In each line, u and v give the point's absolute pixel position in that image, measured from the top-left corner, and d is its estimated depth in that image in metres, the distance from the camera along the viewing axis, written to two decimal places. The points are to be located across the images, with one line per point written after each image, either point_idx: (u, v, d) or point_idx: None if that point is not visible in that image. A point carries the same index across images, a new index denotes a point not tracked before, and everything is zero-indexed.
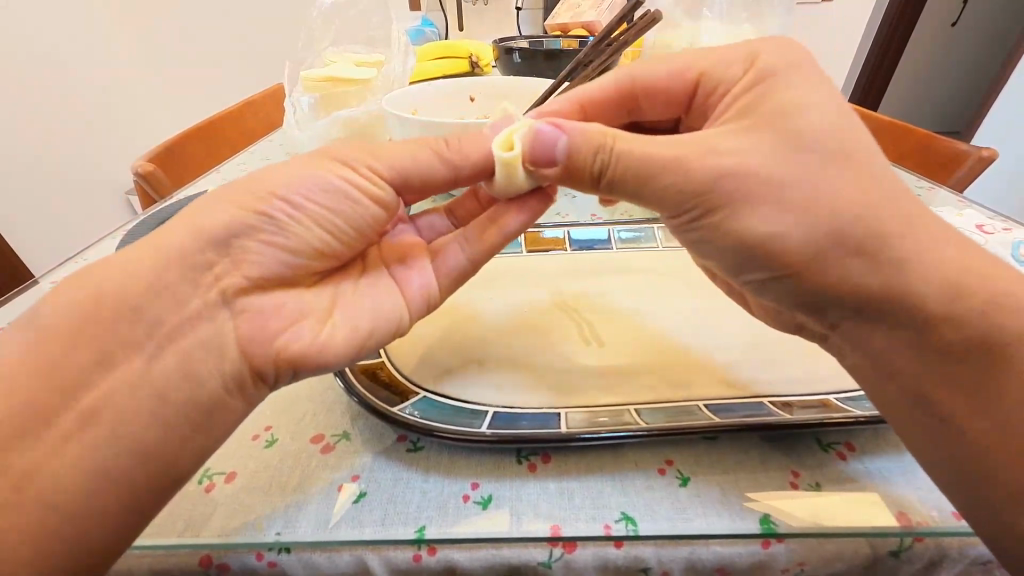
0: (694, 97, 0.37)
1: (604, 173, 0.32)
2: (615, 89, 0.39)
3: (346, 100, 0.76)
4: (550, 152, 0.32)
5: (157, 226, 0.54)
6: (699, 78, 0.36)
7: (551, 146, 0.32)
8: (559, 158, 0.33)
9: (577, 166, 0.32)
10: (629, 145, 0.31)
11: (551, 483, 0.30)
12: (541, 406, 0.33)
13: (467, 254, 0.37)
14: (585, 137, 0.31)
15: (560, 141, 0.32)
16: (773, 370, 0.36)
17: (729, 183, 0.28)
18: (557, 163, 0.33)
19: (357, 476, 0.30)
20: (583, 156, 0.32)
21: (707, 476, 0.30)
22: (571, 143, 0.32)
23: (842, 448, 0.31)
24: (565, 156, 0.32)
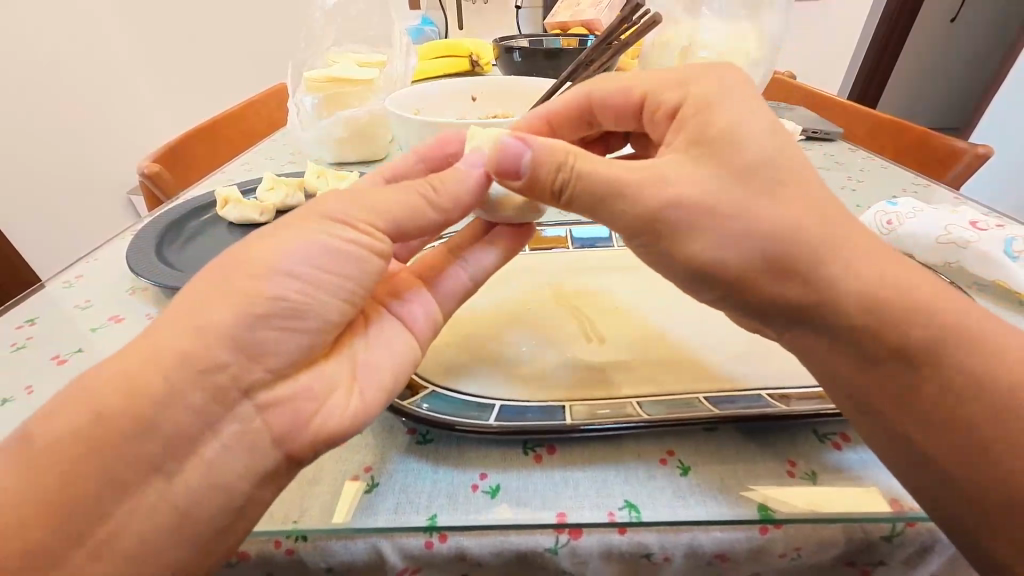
0: (640, 115, 0.39)
1: (564, 188, 0.33)
2: (574, 105, 0.40)
3: (347, 100, 0.77)
4: (513, 164, 0.34)
5: (167, 226, 0.55)
6: (643, 98, 0.37)
7: (514, 159, 0.34)
8: (523, 173, 0.34)
9: (540, 184, 0.34)
10: (587, 162, 0.32)
11: (557, 472, 0.31)
12: (545, 399, 0.34)
13: (470, 276, 0.40)
14: (547, 153, 0.33)
15: (523, 154, 0.33)
16: (773, 364, 0.37)
17: (729, 179, 0.29)
18: (520, 174, 0.34)
19: (370, 468, 0.32)
20: (542, 173, 0.33)
21: (707, 465, 0.31)
22: (535, 156, 0.33)
23: (838, 438, 0.32)
24: (527, 168, 0.33)
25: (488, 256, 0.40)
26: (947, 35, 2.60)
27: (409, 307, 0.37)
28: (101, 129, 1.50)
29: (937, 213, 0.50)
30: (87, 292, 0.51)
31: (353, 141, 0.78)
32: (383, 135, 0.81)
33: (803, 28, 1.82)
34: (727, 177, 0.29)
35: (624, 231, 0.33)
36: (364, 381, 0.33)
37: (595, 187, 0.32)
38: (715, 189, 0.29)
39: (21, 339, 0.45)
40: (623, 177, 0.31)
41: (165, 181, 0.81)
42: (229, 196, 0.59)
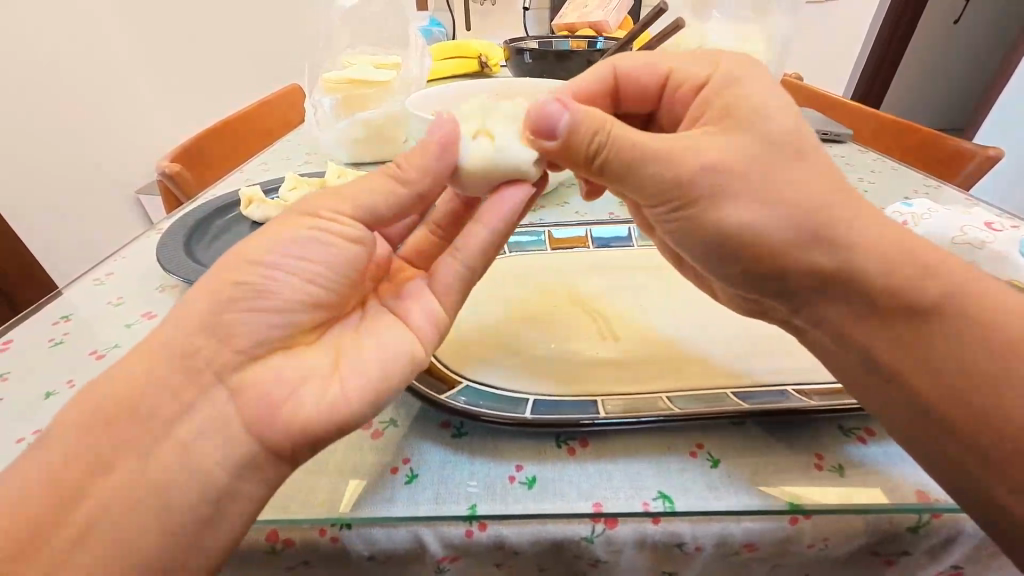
0: (663, 94, 0.40)
1: (598, 153, 0.33)
2: (601, 82, 0.41)
3: (367, 101, 0.78)
4: (549, 125, 0.34)
5: (194, 225, 0.57)
6: (668, 74, 0.38)
7: (550, 120, 0.34)
8: (559, 132, 0.34)
9: (574, 145, 0.34)
10: (621, 127, 0.32)
11: (590, 465, 0.32)
12: (577, 394, 0.35)
13: (462, 263, 0.37)
14: (584, 116, 0.33)
15: (561, 117, 0.34)
16: (796, 361, 0.38)
17: (759, 180, 0.30)
18: (556, 137, 0.34)
19: (408, 459, 0.33)
20: (579, 134, 0.33)
21: (736, 459, 0.32)
22: (571, 119, 0.33)
23: (862, 433, 0.33)
24: (562, 131, 0.34)
25: (479, 234, 0.36)
26: (949, 37, 2.61)
27: (404, 305, 0.37)
28: (110, 129, 1.52)
29: (952, 213, 0.51)
30: (118, 289, 0.52)
31: (370, 141, 0.79)
32: (400, 136, 0.82)
33: (807, 29, 1.83)
34: (757, 178, 0.30)
35: (650, 198, 0.33)
36: (367, 380, 0.33)
37: (629, 150, 0.32)
38: (745, 189, 0.30)
39: (58, 335, 0.46)
40: (654, 145, 0.31)
41: (185, 181, 0.82)
42: (253, 196, 0.61)
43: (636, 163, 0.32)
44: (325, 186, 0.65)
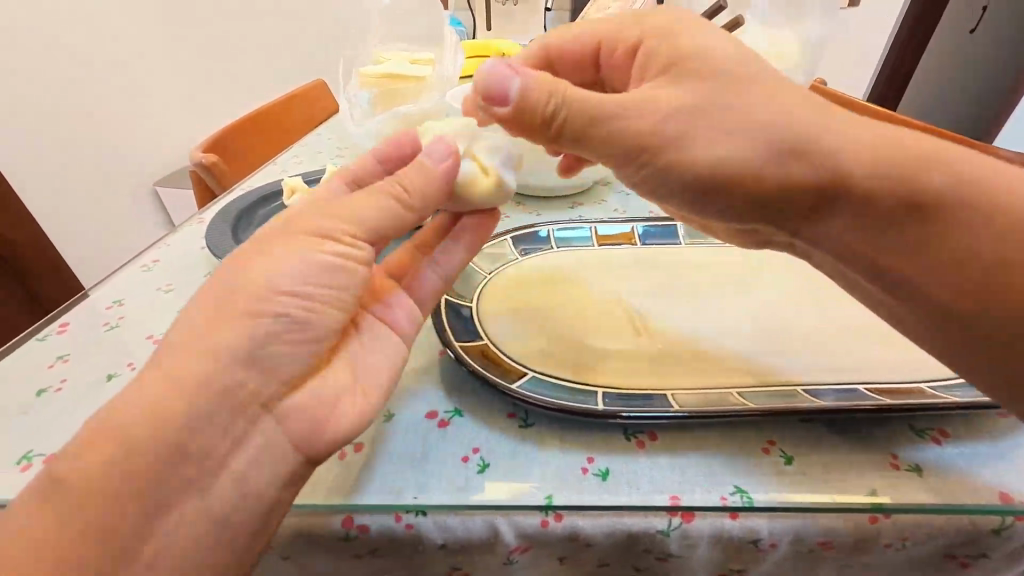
0: (599, 58, 0.39)
1: (555, 117, 0.32)
2: (535, 55, 0.41)
3: (403, 95, 0.78)
4: (503, 92, 0.33)
5: (238, 213, 0.56)
6: (599, 41, 0.38)
7: (503, 90, 0.33)
8: (513, 100, 0.33)
9: (529, 114, 0.33)
10: (578, 94, 0.32)
11: (662, 458, 0.31)
12: (645, 387, 0.35)
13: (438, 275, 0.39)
14: (539, 82, 0.32)
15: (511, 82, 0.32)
16: (860, 360, 0.37)
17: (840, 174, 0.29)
18: (509, 104, 0.33)
19: (477, 448, 0.32)
20: (535, 105, 0.32)
21: (811, 456, 0.31)
22: (524, 89, 0.32)
23: (936, 433, 0.33)
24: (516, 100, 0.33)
25: (453, 259, 0.39)
26: None
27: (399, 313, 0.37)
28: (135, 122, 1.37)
29: None
30: (163, 276, 0.52)
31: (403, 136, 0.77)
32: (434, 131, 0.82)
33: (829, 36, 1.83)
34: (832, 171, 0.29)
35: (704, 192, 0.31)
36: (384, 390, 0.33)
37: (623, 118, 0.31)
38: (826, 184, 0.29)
39: (113, 319, 0.46)
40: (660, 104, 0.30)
41: (218, 171, 0.82)
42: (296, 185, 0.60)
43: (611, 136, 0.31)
44: None
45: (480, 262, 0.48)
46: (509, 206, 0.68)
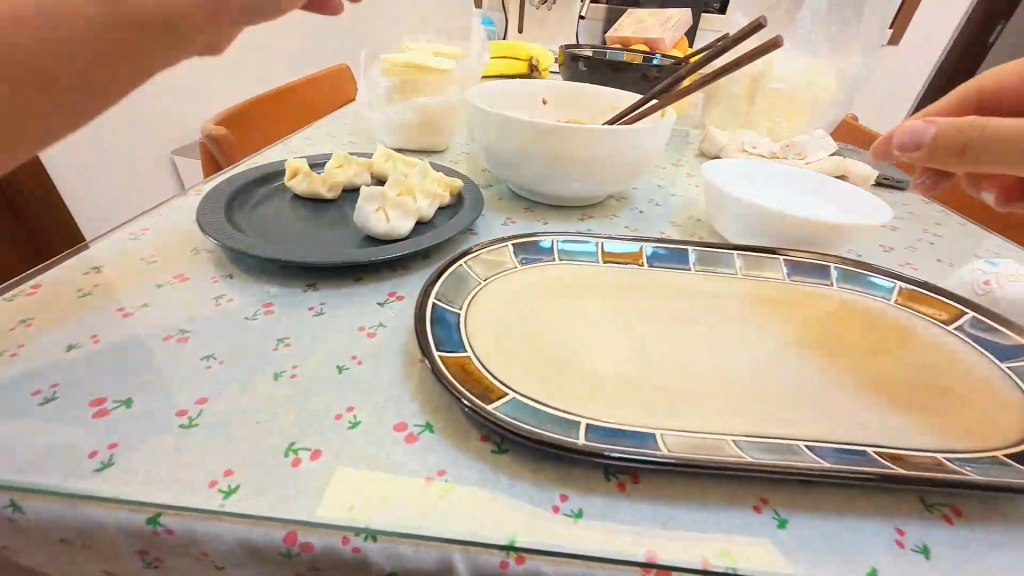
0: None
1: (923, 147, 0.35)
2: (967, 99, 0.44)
3: (423, 88, 0.76)
4: (916, 140, 0.35)
5: (233, 191, 0.54)
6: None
7: (918, 136, 0.35)
8: (926, 141, 0.35)
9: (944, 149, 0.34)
10: (1001, 123, 0.33)
11: (643, 505, 0.29)
12: (634, 424, 0.32)
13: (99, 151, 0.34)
14: (954, 122, 0.34)
15: (928, 130, 0.34)
16: (871, 421, 0.34)
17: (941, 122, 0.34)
18: (921, 148, 0.35)
19: (443, 471, 0.30)
20: (952, 138, 0.34)
21: (808, 520, 0.28)
22: (942, 130, 0.34)
23: (948, 510, 0.29)
24: (930, 144, 0.35)
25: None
26: None
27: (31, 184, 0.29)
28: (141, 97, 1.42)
29: None
30: (152, 240, 0.50)
31: (417, 129, 0.77)
32: (450, 129, 0.80)
33: None
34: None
35: None
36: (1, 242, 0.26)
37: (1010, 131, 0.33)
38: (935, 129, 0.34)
39: (88, 284, 0.43)
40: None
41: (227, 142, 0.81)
42: (300, 166, 0.59)
43: (1015, 147, 0.33)
44: (372, 168, 0.63)
45: (477, 264, 0.45)
46: (517, 211, 0.66)
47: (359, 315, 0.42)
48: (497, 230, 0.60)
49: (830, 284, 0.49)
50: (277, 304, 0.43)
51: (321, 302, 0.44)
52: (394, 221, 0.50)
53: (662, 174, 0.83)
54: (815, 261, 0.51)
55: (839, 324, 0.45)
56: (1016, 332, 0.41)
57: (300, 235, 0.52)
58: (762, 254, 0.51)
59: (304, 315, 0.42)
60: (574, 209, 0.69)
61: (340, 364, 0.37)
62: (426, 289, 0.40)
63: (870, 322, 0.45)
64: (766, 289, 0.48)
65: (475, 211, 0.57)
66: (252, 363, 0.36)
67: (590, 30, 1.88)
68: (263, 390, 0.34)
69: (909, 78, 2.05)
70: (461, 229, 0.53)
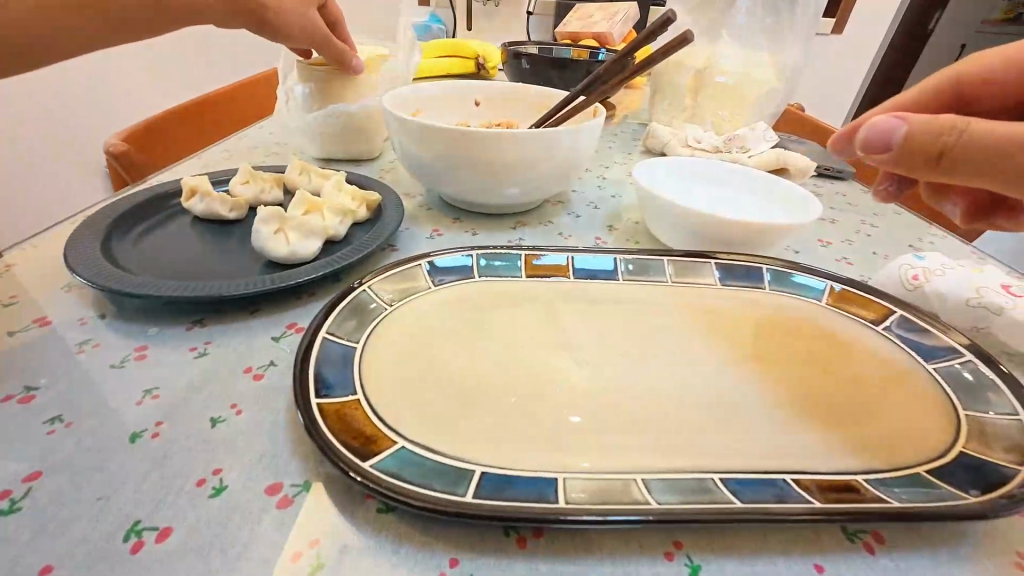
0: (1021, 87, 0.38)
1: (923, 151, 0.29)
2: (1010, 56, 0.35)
3: (346, 93, 0.71)
4: (885, 141, 0.30)
5: (116, 219, 0.49)
6: None
7: (887, 135, 0.30)
8: (895, 145, 0.30)
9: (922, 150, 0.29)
10: (985, 125, 0.27)
11: (542, 564, 0.25)
12: (537, 468, 0.29)
13: None
14: (930, 122, 0.29)
15: (900, 129, 0.29)
16: (793, 441, 0.32)
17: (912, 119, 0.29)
18: (890, 150, 0.30)
19: (316, 541, 0.26)
20: (927, 143, 0.29)
21: (721, 564, 0.26)
22: (913, 131, 0.29)
23: (869, 537, 0.27)
24: (901, 147, 0.29)
25: None
26: None
27: None
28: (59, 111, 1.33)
29: (967, 270, 0.46)
30: (15, 278, 0.44)
31: (342, 136, 0.73)
32: (379, 136, 0.76)
33: None
34: None
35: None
36: None
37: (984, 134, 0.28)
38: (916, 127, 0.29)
39: None
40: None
41: (131, 159, 0.75)
42: (198, 186, 0.54)
43: (1004, 151, 0.27)
44: (283, 182, 0.58)
45: (382, 289, 0.41)
46: (446, 222, 0.62)
47: (248, 354, 0.38)
48: (421, 244, 0.56)
49: (761, 287, 0.47)
50: (153, 347, 0.38)
51: (206, 341, 0.39)
52: (295, 244, 0.46)
53: (604, 174, 0.81)
54: (747, 264, 0.49)
55: (768, 332, 0.43)
56: (943, 330, 0.40)
57: (192, 263, 0.47)
58: (693, 258, 0.49)
59: (183, 357, 0.37)
60: (508, 217, 0.65)
61: (215, 416, 0.32)
62: (315, 323, 0.35)
63: (799, 328, 0.43)
64: (697, 297, 0.46)
65: (393, 224, 0.53)
66: (108, 422, 0.31)
67: (540, 24, 1.85)
68: (113, 456, 0.29)
69: (854, 67, 2.09)
70: (374, 246, 0.49)
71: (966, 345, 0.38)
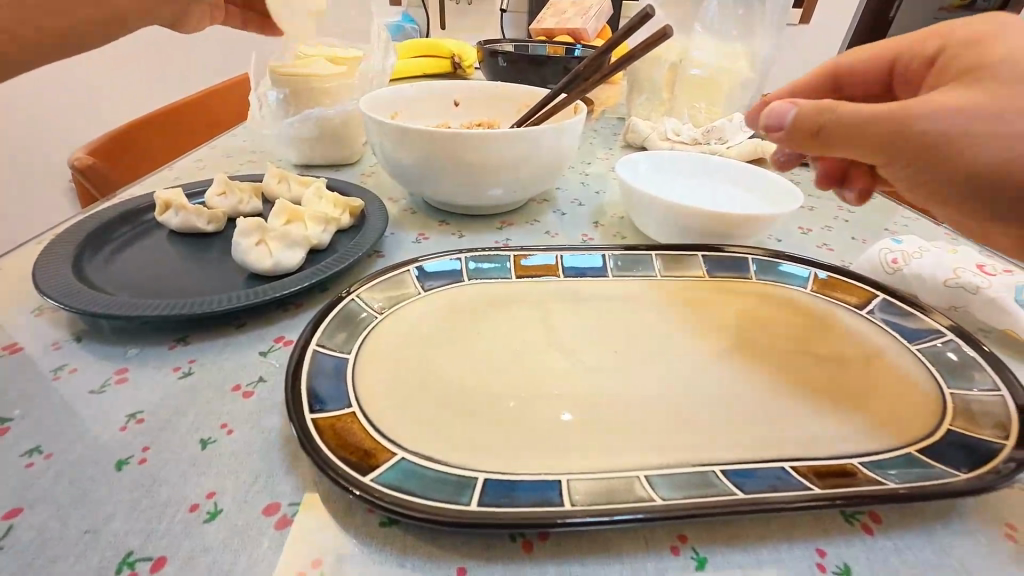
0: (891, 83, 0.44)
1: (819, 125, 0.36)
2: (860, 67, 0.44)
3: (322, 97, 0.70)
4: (778, 120, 0.38)
5: (86, 238, 0.47)
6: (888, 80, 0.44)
7: (780, 117, 0.38)
8: (787, 122, 0.38)
9: (801, 129, 0.37)
10: (852, 108, 0.35)
11: (550, 567, 0.25)
12: (540, 471, 0.29)
13: None
14: (814, 107, 0.37)
15: (789, 111, 0.38)
16: (788, 429, 0.33)
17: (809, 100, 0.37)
18: (783, 129, 0.39)
19: (319, 560, 0.25)
20: (808, 123, 0.37)
21: (726, 555, 0.26)
22: (799, 113, 0.37)
23: (867, 519, 0.28)
24: (790, 125, 0.38)
25: None
26: None
27: None
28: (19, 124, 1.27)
29: (943, 252, 0.48)
30: None
31: (319, 142, 0.71)
32: (358, 140, 0.74)
33: None
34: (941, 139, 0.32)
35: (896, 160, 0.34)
36: None
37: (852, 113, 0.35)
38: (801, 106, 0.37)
39: None
40: (879, 109, 0.34)
41: (97, 173, 0.72)
42: (172, 199, 0.52)
43: (859, 129, 0.34)
44: (261, 192, 0.57)
45: (371, 297, 0.40)
46: (431, 225, 0.62)
47: (235, 370, 0.37)
48: (407, 249, 0.55)
49: (747, 277, 0.48)
50: (134, 369, 0.37)
51: (190, 359, 0.38)
52: (276, 254, 0.45)
53: (587, 170, 0.81)
54: (732, 255, 0.49)
55: (757, 321, 0.44)
56: (924, 312, 0.41)
57: (170, 279, 0.45)
58: (679, 251, 0.50)
59: (167, 377, 0.36)
60: (493, 217, 0.65)
61: (204, 438, 0.31)
62: (304, 335, 0.35)
63: (786, 316, 0.44)
64: (686, 289, 0.47)
65: (378, 231, 0.52)
66: (91, 450, 0.30)
67: (515, 22, 1.84)
68: (99, 486, 0.28)
69: (823, 54, 2.14)
70: (359, 253, 0.48)
71: (947, 326, 0.39)
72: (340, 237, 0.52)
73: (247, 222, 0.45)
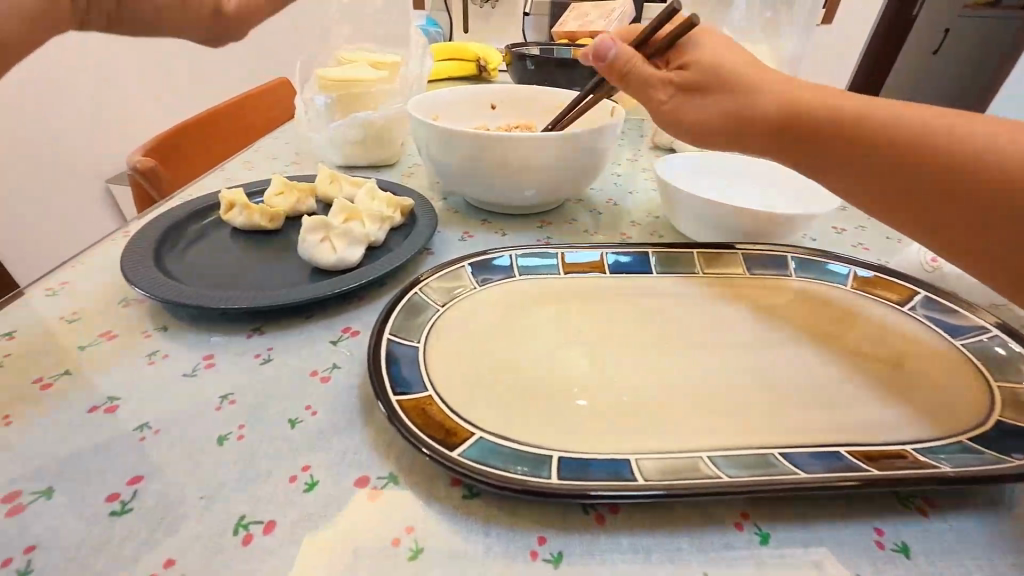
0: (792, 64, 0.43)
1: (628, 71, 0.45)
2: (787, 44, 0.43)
3: (366, 102, 0.73)
4: (603, 55, 0.46)
5: (161, 235, 0.50)
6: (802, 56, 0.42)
7: (604, 50, 0.45)
8: (609, 58, 0.45)
9: (618, 67, 0.45)
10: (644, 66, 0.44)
11: (623, 538, 0.27)
12: (608, 452, 0.31)
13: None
14: (623, 53, 0.45)
15: (609, 47, 0.45)
16: (838, 418, 0.34)
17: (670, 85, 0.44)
18: (604, 61, 0.46)
19: (411, 527, 0.28)
20: (619, 63, 0.45)
21: (787, 531, 0.28)
22: (617, 51, 0.45)
23: (921, 501, 0.30)
24: (608, 59, 0.45)
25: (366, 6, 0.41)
26: (930, 68, 2.58)
27: None
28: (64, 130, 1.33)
29: None
30: (71, 295, 0.45)
31: (363, 144, 0.74)
32: (399, 143, 0.77)
33: None
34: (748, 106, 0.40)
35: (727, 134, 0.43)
36: None
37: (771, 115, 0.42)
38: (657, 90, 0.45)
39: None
40: (699, 103, 0.43)
41: (156, 175, 0.76)
42: (235, 198, 0.55)
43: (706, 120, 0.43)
44: (316, 192, 0.60)
45: (433, 291, 0.43)
46: (474, 224, 0.64)
47: (310, 357, 0.40)
48: (454, 247, 0.58)
49: (787, 274, 0.50)
50: (218, 355, 0.39)
51: (267, 347, 0.40)
52: (339, 251, 0.48)
53: (618, 171, 0.83)
54: (772, 253, 0.51)
55: (800, 316, 0.45)
56: (967, 309, 0.43)
57: (239, 272, 0.48)
58: (720, 249, 0.51)
59: (250, 363, 0.39)
60: (532, 217, 0.67)
61: (292, 418, 0.34)
62: (379, 324, 0.37)
63: (827, 312, 0.45)
64: (728, 286, 0.49)
65: (429, 229, 0.54)
66: (192, 426, 0.33)
67: (535, 25, 1.78)
68: (205, 459, 0.31)
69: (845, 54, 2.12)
70: (415, 250, 0.50)
71: (992, 322, 0.41)
72: (394, 235, 0.55)
73: (310, 223, 0.48)
